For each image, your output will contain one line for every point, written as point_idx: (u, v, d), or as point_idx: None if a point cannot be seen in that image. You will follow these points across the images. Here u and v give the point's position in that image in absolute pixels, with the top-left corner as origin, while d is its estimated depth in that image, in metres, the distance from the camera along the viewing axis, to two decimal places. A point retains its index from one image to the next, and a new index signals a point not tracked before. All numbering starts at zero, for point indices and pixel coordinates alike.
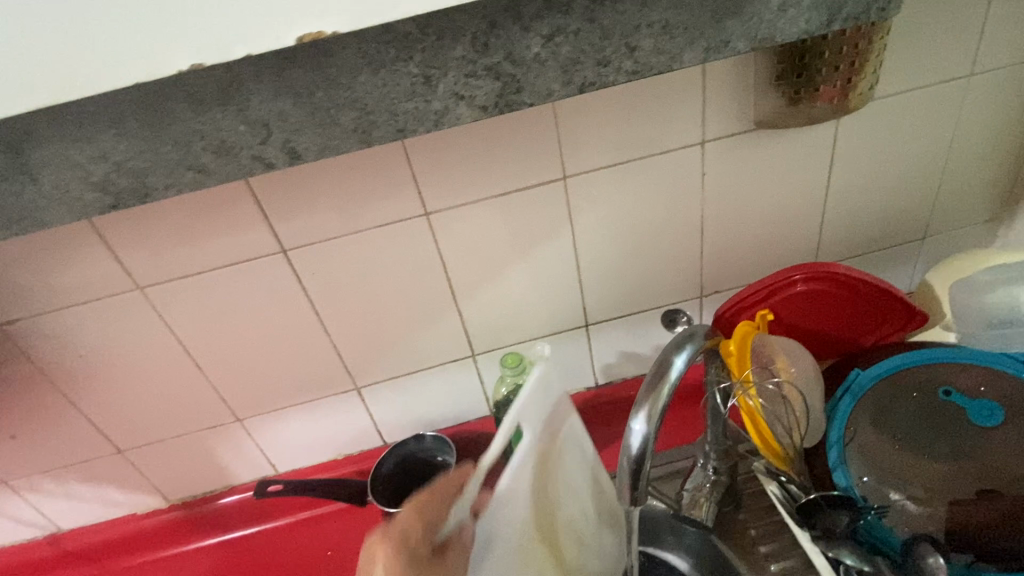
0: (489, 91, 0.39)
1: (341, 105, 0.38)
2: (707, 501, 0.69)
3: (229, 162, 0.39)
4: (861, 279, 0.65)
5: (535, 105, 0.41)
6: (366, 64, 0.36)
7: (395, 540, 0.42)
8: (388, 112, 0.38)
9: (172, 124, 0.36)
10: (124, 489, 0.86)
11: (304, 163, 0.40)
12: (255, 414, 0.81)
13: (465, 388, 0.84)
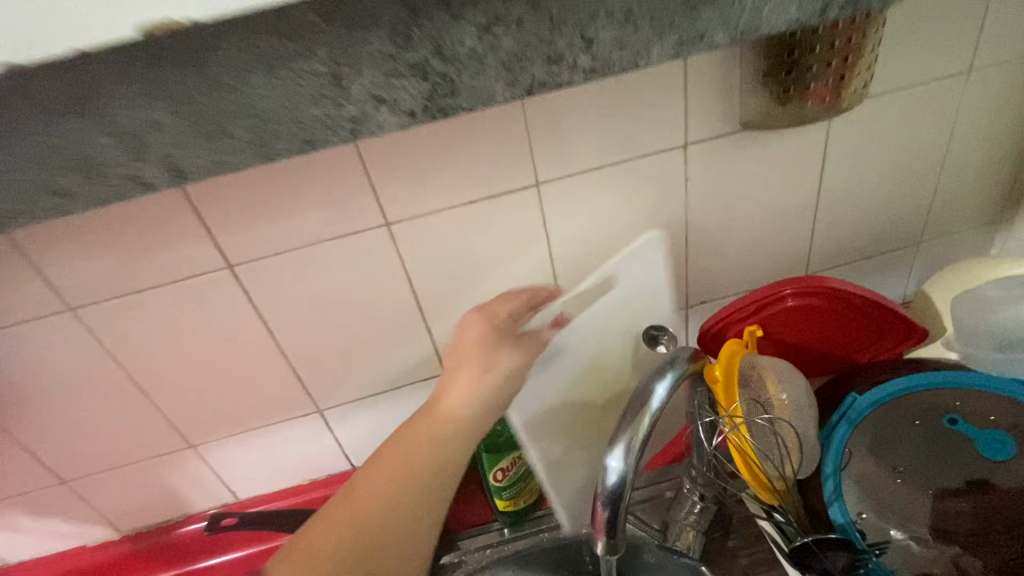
0: (416, 94, 0.34)
1: (232, 113, 0.32)
2: (693, 529, 0.65)
3: (98, 183, 0.33)
4: (858, 294, 0.60)
5: (473, 109, 0.36)
6: (258, 63, 0.30)
7: (490, 317, 0.60)
8: (291, 121, 0.33)
9: (14, 137, 0.30)
10: (72, 520, 0.80)
11: (193, 182, 0.34)
12: (210, 440, 0.75)
13: None
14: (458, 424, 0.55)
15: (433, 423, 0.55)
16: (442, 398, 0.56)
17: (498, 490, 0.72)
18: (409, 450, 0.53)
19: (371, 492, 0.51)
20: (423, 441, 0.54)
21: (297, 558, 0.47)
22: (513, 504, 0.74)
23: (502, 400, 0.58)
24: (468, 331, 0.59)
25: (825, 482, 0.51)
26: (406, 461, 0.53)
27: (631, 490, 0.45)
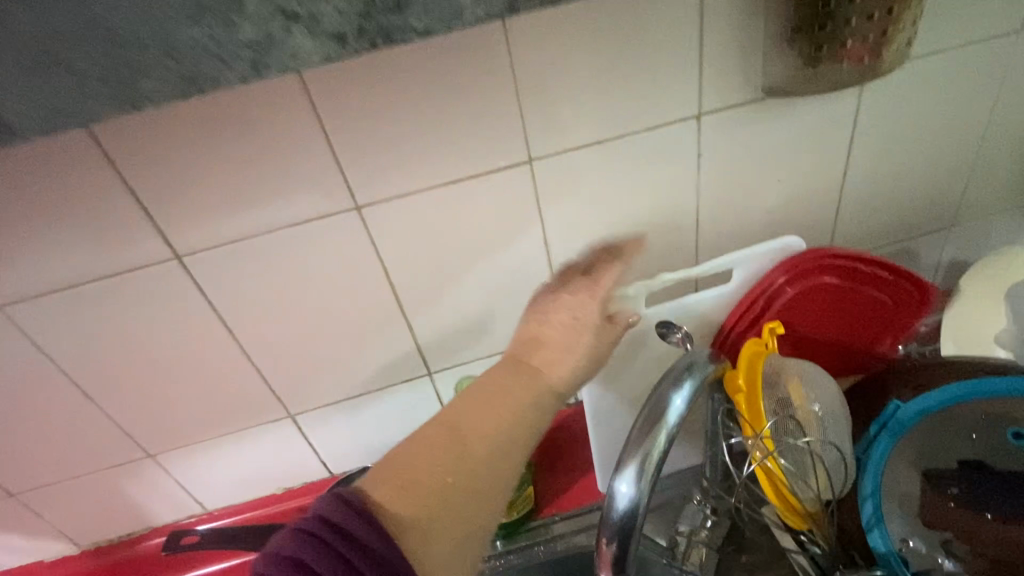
0: (343, 12, 0.29)
1: (82, 36, 0.27)
2: (705, 547, 0.58)
3: None
4: (879, 274, 0.57)
5: (423, 33, 0.31)
6: None
7: (586, 293, 0.54)
8: (162, 46, 0.27)
9: None
10: (26, 534, 0.73)
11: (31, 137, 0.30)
12: (170, 449, 0.68)
13: (423, 412, 0.71)
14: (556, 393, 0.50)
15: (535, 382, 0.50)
16: (543, 363, 0.51)
17: None
18: (508, 400, 0.48)
19: (470, 425, 0.46)
20: (522, 397, 0.48)
21: (390, 480, 0.42)
22: (504, 516, 0.68)
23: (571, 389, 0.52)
24: (560, 300, 0.54)
25: (862, 504, 0.46)
26: (502, 412, 0.47)
27: (642, 519, 0.38)
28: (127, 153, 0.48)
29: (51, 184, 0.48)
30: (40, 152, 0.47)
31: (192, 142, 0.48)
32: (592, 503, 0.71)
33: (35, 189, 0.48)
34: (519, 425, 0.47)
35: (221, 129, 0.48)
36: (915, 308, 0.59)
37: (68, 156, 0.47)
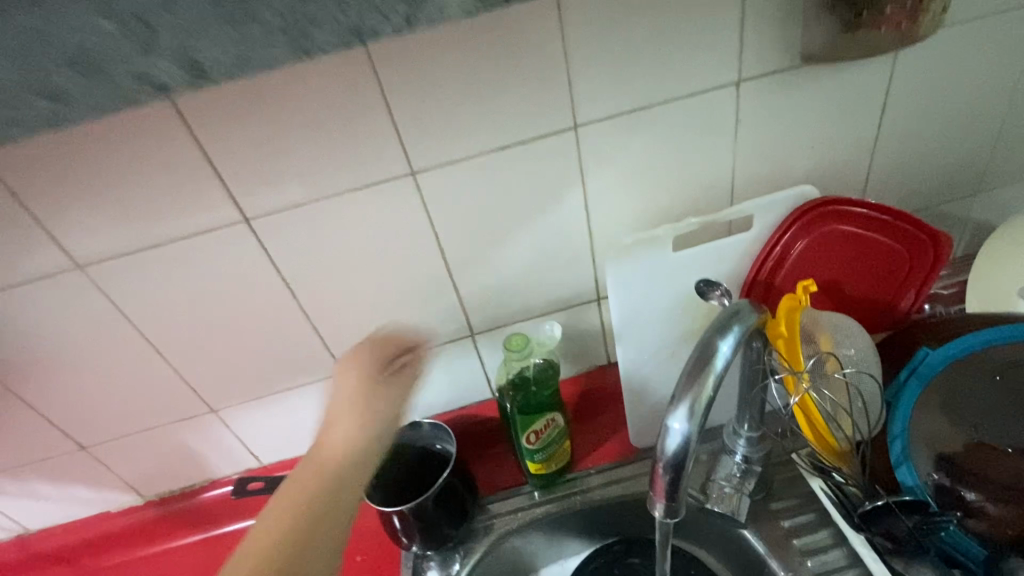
0: None
1: None
2: (736, 494, 0.62)
3: (95, 82, 0.25)
4: (900, 220, 0.61)
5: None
6: None
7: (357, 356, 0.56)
8: None
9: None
10: (94, 487, 0.78)
11: (213, 83, 0.27)
12: (230, 404, 0.73)
13: (464, 371, 0.76)
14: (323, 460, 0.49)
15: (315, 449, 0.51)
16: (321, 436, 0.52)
17: (531, 453, 0.68)
18: (312, 482, 0.48)
19: (265, 524, 0.45)
20: (319, 476, 0.48)
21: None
22: (544, 467, 0.71)
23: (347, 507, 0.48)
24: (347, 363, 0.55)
25: (891, 444, 0.50)
26: (307, 495, 0.47)
27: (694, 452, 0.43)
28: (204, 119, 0.51)
29: (135, 149, 0.52)
30: (126, 117, 0.50)
31: (262, 110, 0.52)
32: (626, 457, 0.76)
33: (119, 153, 0.52)
34: (316, 505, 0.46)
35: (291, 98, 0.52)
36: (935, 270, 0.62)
37: (150, 122, 0.51)
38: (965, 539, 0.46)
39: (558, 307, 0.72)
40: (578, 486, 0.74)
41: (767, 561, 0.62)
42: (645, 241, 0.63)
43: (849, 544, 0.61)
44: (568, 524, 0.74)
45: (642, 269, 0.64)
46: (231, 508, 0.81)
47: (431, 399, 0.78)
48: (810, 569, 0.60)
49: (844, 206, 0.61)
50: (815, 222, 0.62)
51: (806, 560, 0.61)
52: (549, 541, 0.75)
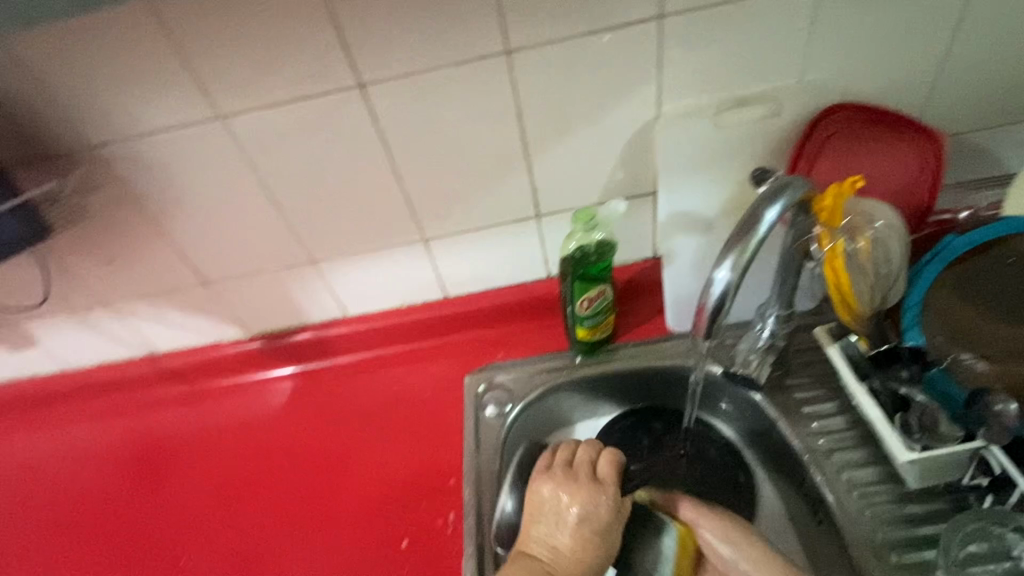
0: None
1: None
2: (760, 358, 0.73)
3: None
4: (918, 127, 0.69)
5: None
6: None
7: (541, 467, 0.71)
8: None
9: None
10: (210, 321, 0.92)
11: None
12: (328, 257, 0.85)
13: (528, 248, 0.86)
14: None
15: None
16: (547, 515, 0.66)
17: (582, 318, 0.79)
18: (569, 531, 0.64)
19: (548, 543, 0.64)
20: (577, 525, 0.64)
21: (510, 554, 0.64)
22: (591, 334, 0.82)
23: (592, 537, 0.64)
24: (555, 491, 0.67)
25: (904, 313, 0.60)
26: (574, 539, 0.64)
27: (733, 298, 0.53)
28: None
29: (278, 11, 0.61)
30: None
31: None
32: (661, 335, 0.87)
33: (264, 13, 0.61)
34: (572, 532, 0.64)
35: None
36: (935, 188, 0.69)
37: None
38: (950, 383, 0.56)
39: (619, 194, 0.79)
40: (617, 356, 0.86)
41: (775, 424, 0.74)
42: (700, 124, 0.71)
43: (850, 414, 0.72)
44: (604, 388, 0.86)
45: (693, 154, 0.72)
46: (319, 351, 0.95)
47: (495, 272, 0.89)
48: (812, 428, 0.71)
49: (866, 112, 0.70)
50: (846, 122, 0.70)
51: (812, 423, 0.72)
52: (585, 401, 0.87)
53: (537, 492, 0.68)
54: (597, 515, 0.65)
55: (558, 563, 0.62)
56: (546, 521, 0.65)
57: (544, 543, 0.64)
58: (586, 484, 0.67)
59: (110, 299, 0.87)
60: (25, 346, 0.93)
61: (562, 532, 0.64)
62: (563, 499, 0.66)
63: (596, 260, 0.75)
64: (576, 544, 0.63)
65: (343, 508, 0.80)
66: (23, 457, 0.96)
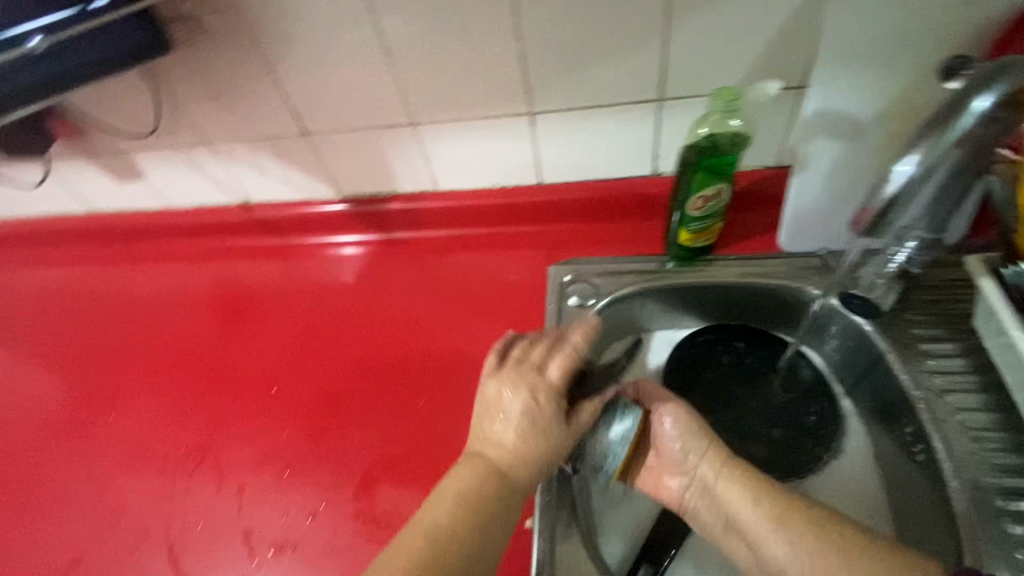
0: None
1: None
2: (885, 284, 0.68)
3: None
4: None
5: None
6: None
7: (492, 365, 0.64)
8: None
9: None
10: (305, 175, 0.92)
11: None
12: (430, 120, 0.81)
13: (640, 137, 0.79)
14: (428, 531, 0.51)
15: (416, 519, 0.53)
16: (492, 417, 0.60)
17: (691, 219, 0.74)
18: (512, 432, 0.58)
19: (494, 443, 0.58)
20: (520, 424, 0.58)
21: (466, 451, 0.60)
22: (693, 239, 0.77)
23: (534, 435, 0.58)
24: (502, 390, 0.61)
25: None
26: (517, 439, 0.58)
27: None
28: None
29: None
30: None
31: None
32: (766, 253, 0.81)
33: None
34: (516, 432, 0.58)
35: None
36: None
37: None
38: None
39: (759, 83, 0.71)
40: (714, 266, 0.81)
41: (884, 358, 0.69)
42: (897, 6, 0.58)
43: (974, 357, 0.66)
44: (694, 299, 0.82)
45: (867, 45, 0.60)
46: (406, 221, 0.94)
47: (598, 162, 0.83)
48: (928, 367, 0.66)
49: None
50: None
51: (928, 360, 0.67)
52: (669, 309, 0.83)
53: (483, 390, 0.62)
54: (540, 412, 0.59)
55: (504, 460, 0.57)
56: (490, 421, 0.60)
57: (489, 441, 0.59)
58: (530, 379, 0.61)
59: (214, 139, 0.88)
60: (132, 179, 0.96)
61: (506, 430, 0.59)
62: (506, 396, 0.60)
63: (727, 151, 0.67)
64: (520, 442, 0.58)
65: (429, 364, 0.79)
66: (128, 285, 1.02)
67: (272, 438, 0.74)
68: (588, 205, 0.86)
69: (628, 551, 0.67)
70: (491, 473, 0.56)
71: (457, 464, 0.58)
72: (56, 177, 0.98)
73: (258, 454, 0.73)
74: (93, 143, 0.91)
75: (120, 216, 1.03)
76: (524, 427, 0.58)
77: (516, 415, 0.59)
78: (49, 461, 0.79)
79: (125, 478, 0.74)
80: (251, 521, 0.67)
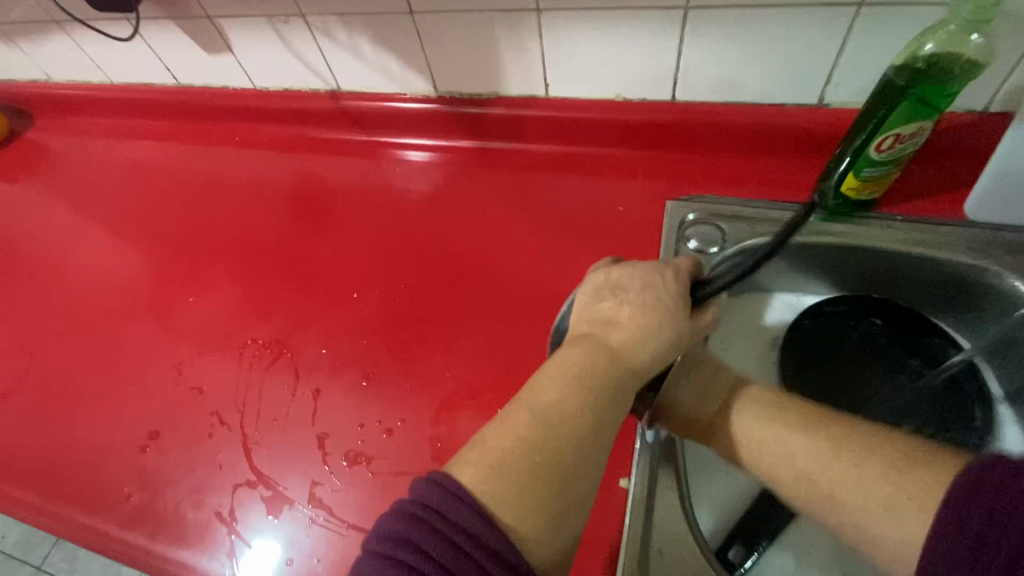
0: None
1: None
2: None
3: None
4: None
5: None
6: None
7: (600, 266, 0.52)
8: None
9: None
10: (403, 64, 0.81)
11: None
12: (557, 8, 0.68)
13: (814, 54, 0.64)
14: (535, 407, 0.41)
15: (522, 395, 0.43)
16: (606, 298, 0.47)
17: (867, 164, 0.60)
18: (638, 310, 0.45)
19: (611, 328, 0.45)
20: (647, 301, 0.46)
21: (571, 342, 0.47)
22: (857, 190, 0.64)
23: (662, 313, 0.45)
24: (617, 273, 0.49)
25: None
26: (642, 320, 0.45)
27: None
28: None
29: None
30: None
31: None
32: (943, 219, 0.66)
33: None
34: (640, 310, 0.45)
35: None
36: None
37: None
38: None
39: None
40: (879, 226, 0.66)
41: None
42: None
43: None
44: (835, 263, 0.68)
45: None
46: (507, 130, 0.83)
47: (751, 80, 0.69)
48: None
49: None
50: None
51: None
52: (801, 269, 0.70)
53: (591, 279, 0.50)
54: (665, 289, 0.46)
55: (617, 340, 0.44)
56: (600, 299, 0.47)
57: (597, 323, 0.46)
58: (651, 264, 0.49)
59: (307, 10, 0.77)
60: (220, 50, 0.89)
61: (623, 307, 0.46)
62: (625, 277, 0.48)
63: (950, 77, 0.53)
64: (643, 320, 0.45)
65: (522, 291, 0.71)
66: (209, 165, 0.98)
67: (351, 344, 0.70)
68: (724, 134, 0.73)
69: (721, 523, 0.60)
70: (602, 350, 0.44)
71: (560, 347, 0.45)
72: (142, 42, 0.92)
73: (336, 358, 0.69)
74: (180, 3, 0.83)
75: (204, 92, 0.97)
76: (650, 304, 0.46)
77: (642, 292, 0.46)
78: (131, 332, 0.78)
79: (206, 361, 0.72)
80: (323, 427, 0.64)
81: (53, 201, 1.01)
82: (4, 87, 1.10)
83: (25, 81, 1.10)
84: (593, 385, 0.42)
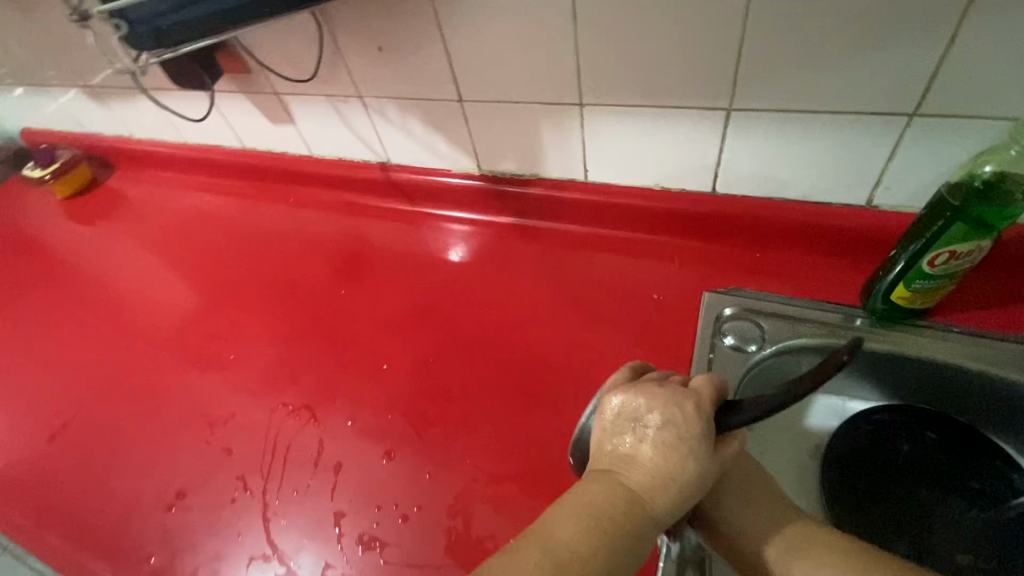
0: None
1: None
2: None
3: None
4: None
5: None
6: None
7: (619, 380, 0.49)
8: None
9: None
10: (449, 142, 0.85)
11: None
12: (602, 104, 0.70)
13: (860, 159, 0.63)
14: (551, 550, 0.37)
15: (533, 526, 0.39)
16: (624, 433, 0.44)
17: (919, 277, 0.58)
18: (659, 455, 0.42)
19: (630, 467, 0.42)
20: (669, 446, 0.42)
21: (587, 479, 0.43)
22: (909, 300, 0.61)
23: (684, 459, 0.42)
24: (636, 400, 0.45)
25: None
26: (663, 467, 0.42)
27: None
28: None
29: None
30: None
31: None
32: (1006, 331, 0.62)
33: None
34: (661, 455, 0.42)
35: None
36: None
37: None
38: None
39: None
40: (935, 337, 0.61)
41: None
42: None
43: None
44: (890, 373, 0.64)
45: None
46: (545, 209, 0.85)
47: (795, 178, 0.68)
48: None
49: None
50: None
51: None
52: (851, 375, 0.66)
53: (609, 403, 0.46)
54: (687, 425, 0.42)
55: (636, 482, 0.42)
56: (619, 435, 0.44)
57: (618, 458, 0.43)
58: (670, 389, 0.45)
59: (365, 92, 0.83)
60: (282, 120, 0.96)
61: (641, 447, 0.43)
62: (643, 411, 0.44)
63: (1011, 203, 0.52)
64: (662, 465, 0.41)
65: (550, 375, 0.70)
66: (263, 222, 1.04)
67: (376, 418, 0.71)
68: (765, 227, 0.72)
69: None
70: (620, 494, 0.41)
71: (579, 482, 0.43)
72: (216, 109, 1.00)
73: (360, 430, 0.70)
74: (253, 81, 0.90)
75: (265, 155, 1.04)
76: (671, 447, 0.42)
77: (661, 434, 0.42)
78: (173, 383, 0.82)
79: (239, 422, 0.74)
80: (341, 503, 0.64)
81: (121, 246, 1.09)
82: (93, 139, 1.21)
83: (111, 135, 1.21)
84: (607, 529, 0.39)
